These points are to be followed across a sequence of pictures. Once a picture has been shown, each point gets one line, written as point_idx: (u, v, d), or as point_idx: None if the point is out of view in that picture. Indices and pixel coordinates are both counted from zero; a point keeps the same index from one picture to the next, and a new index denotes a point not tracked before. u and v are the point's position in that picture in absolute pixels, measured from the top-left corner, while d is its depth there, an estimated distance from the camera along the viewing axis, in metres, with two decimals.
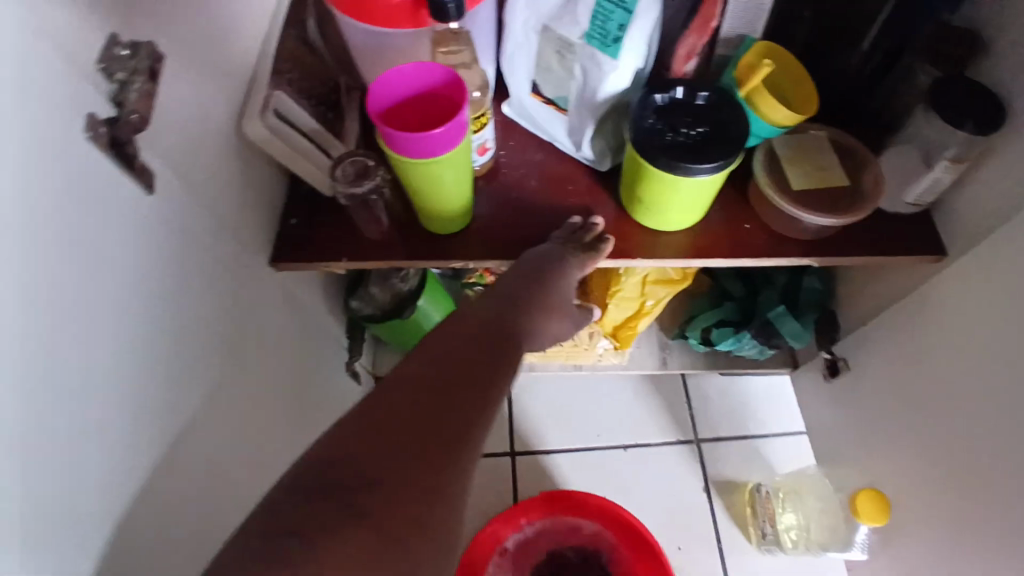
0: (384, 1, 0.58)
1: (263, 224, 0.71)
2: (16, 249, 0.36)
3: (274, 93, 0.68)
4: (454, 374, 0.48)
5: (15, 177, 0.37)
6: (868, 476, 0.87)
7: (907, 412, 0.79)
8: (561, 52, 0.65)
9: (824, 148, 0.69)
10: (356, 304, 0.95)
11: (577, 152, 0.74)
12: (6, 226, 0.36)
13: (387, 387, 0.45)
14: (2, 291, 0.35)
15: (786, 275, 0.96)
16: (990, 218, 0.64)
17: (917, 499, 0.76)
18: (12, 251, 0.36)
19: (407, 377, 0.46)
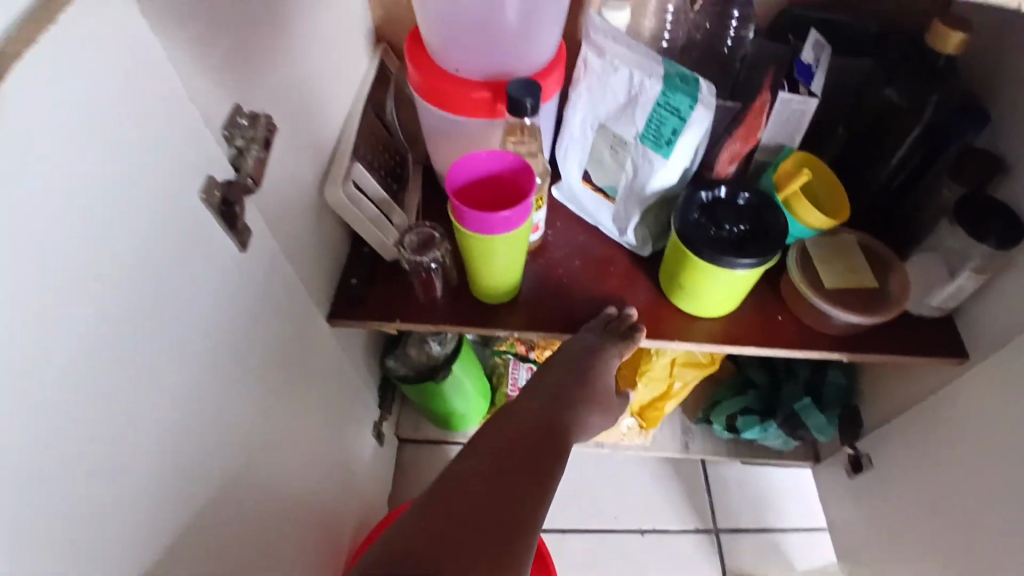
0: (467, 95, 0.66)
1: (326, 281, 0.76)
2: (140, 290, 0.41)
3: (353, 165, 0.75)
4: (503, 474, 0.50)
5: (149, 227, 0.42)
6: None
7: (932, 516, 0.80)
8: (615, 147, 0.72)
9: (854, 252, 0.74)
10: (392, 363, 0.98)
11: (620, 236, 0.80)
12: (135, 270, 0.40)
13: (439, 489, 0.48)
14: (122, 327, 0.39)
15: (809, 369, 0.99)
16: (1012, 327, 0.67)
17: None
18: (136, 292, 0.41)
19: (456, 478, 0.49)
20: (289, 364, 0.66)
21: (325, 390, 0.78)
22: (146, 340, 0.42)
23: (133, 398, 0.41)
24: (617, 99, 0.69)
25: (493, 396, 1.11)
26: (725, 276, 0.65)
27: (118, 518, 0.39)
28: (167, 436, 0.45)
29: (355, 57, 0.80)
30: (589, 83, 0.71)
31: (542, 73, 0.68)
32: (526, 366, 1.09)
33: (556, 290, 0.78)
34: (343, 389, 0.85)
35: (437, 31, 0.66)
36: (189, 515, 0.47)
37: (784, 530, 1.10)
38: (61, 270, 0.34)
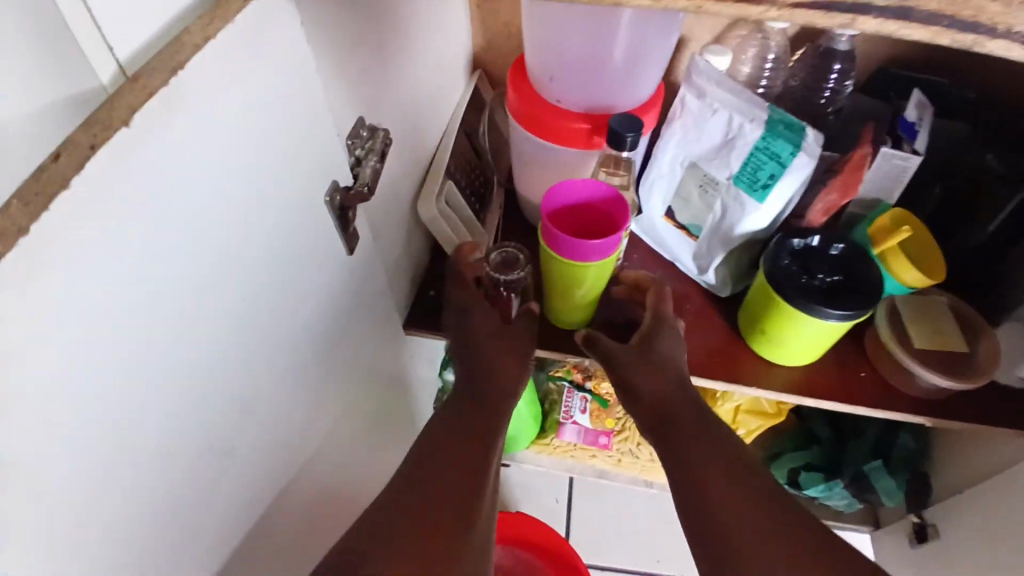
0: (568, 124, 0.69)
1: (406, 290, 0.78)
2: (261, 279, 0.43)
3: (446, 182, 0.78)
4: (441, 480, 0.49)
5: (278, 221, 0.44)
6: None
7: None
8: (704, 187, 0.73)
9: (945, 314, 0.72)
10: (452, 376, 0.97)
11: (699, 275, 0.80)
12: (260, 259, 0.43)
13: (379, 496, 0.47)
14: (243, 313, 0.41)
15: (878, 430, 0.95)
16: None
17: None
18: (258, 281, 0.43)
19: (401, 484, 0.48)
20: (365, 368, 0.68)
21: (390, 397, 0.79)
22: (261, 327, 0.44)
23: (240, 379, 0.43)
24: (714, 140, 0.70)
25: (544, 421, 1.11)
26: (815, 326, 0.65)
27: (210, 494, 0.41)
28: (263, 422, 0.46)
29: (456, 81, 0.83)
30: (685, 123, 0.72)
31: (643, 109, 0.70)
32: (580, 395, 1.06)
33: (630, 321, 0.79)
34: (405, 398, 0.86)
35: (544, 62, 0.68)
36: (266, 500, 0.48)
37: None
38: (201, 253, 0.37)
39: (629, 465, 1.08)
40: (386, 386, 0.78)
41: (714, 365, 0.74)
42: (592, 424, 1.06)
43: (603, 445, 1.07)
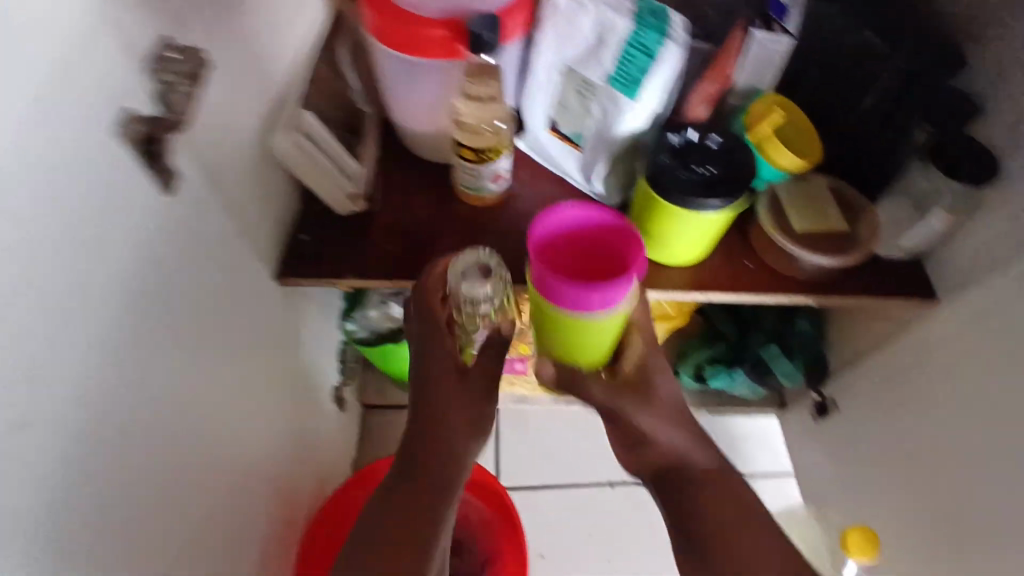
0: (425, 30, 0.61)
1: (271, 237, 0.71)
2: (39, 229, 0.35)
3: (302, 114, 0.69)
4: None
5: (49, 158, 0.36)
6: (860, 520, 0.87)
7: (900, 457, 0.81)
8: (582, 91, 0.68)
9: (824, 196, 0.73)
10: (351, 326, 0.95)
11: (587, 186, 0.77)
12: (31, 203, 0.34)
13: None
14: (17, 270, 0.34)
15: (776, 319, 1.00)
16: (979, 267, 0.67)
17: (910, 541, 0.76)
18: (34, 230, 0.35)
19: None
20: (232, 329, 0.61)
21: (275, 356, 0.73)
22: (52, 287, 0.36)
23: (39, 351, 0.35)
24: (585, 41, 0.65)
25: None
26: (695, 220, 0.65)
27: (20, 486, 0.34)
28: (87, 398, 0.39)
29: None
30: (555, 25, 0.66)
31: (509, 10, 0.63)
32: None
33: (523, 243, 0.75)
34: (295, 355, 0.80)
35: None
36: (116, 485, 0.42)
37: (751, 477, 1.12)
38: None
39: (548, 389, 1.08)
40: (268, 342, 0.71)
41: None
42: (508, 353, 1.05)
43: (519, 371, 1.06)
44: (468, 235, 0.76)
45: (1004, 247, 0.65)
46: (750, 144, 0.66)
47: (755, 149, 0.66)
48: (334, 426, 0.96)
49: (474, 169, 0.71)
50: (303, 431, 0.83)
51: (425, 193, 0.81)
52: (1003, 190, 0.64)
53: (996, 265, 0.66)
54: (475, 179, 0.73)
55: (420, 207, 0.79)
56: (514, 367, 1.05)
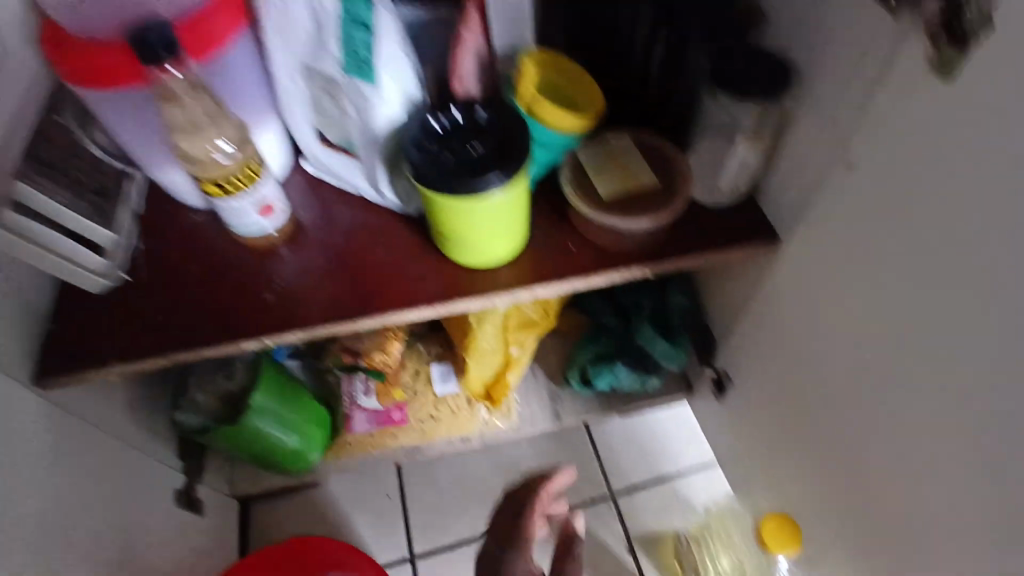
0: (102, 54, 0.51)
1: (9, 351, 0.61)
2: None
3: (18, 183, 0.58)
4: None
5: None
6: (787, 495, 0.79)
7: (804, 413, 0.72)
8: (329, 91, 0.58)
9: (632, 152, 0.64)
10: (182, 416, 0.83)
11: (382, 198, 0.68)
12: None
13: None
14: None
15: (650, 300, 0.91)
16: (807, 189, 0.61)
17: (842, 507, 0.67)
18: None
19: None
20: None
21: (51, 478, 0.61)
22: None
23: None
24: (306, 29, 0.54)
25: (332, 423, 0.96)
26: (480, 207, 0.56)
27: None
28: None
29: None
30: (270, 16, 0.55)
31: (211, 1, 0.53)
32: (363, 376, 0.97)
33: (322, 276, 0.66)
34: (83, 470, 0.67)
35: None
36: None
37: (679, 473, 1.03)
38: None
39: (434, 433, 0.98)
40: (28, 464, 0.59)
41: (413, 293, 0.64)
42: (382, 403, 0.97)
43: (399, 420, 0.97)
44: (256, 284, 0.66)
45: (823, 159, 0.58)
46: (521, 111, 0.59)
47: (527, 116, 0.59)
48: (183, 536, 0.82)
49: (226, 207, 0.59)
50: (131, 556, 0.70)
51: (207, 248, 0.69)
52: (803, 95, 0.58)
53: (819, 181, 0.59)
54: (238, 218, 0.61)
55: (196, 266, 0.68)
56: (390, 416, 0.97)
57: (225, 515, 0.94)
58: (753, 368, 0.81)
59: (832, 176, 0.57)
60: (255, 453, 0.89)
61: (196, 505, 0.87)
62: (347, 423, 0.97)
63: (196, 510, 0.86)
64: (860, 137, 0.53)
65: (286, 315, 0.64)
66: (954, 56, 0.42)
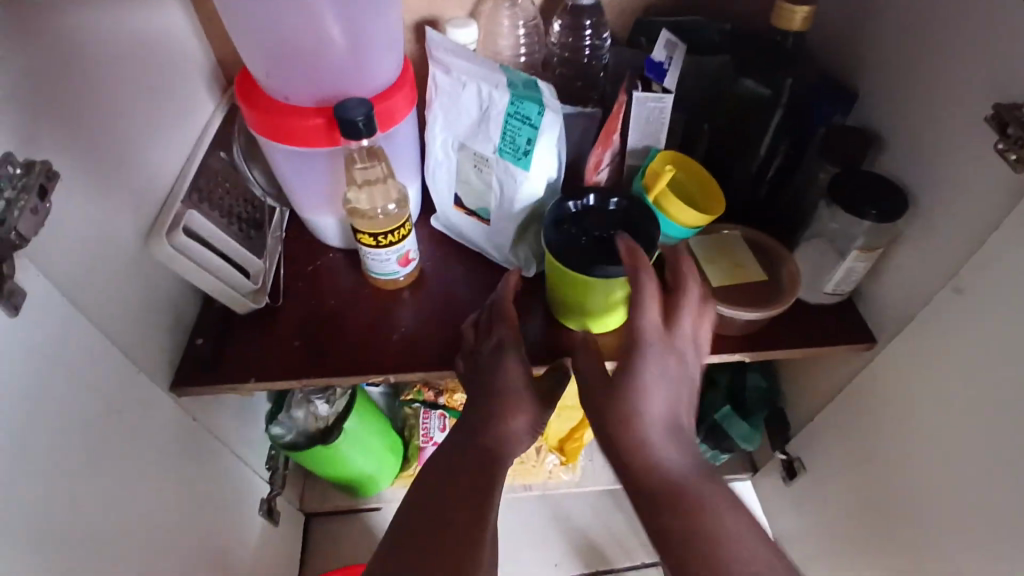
0: (302, 122, 0.60)
1: (162, 352, 0.68)
2: None
3: (186, 212, 0.67)
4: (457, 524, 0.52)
5: None
6: None
7: (880, 514, 0.74)
8: (478, 166, 0.67)
9: (741, 247, 0.71)
10: (277, 429, 0.87)
11: (502, 260, 0.75)
12: None
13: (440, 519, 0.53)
14: None
15: (729, 374, 0.96)
16: (911, 302, 0.65)
17: None
18: None
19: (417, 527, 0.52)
20: (112, 445, 0.57)
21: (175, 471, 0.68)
22: None
23: None
24: (471, 115, 0.65)
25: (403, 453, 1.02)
26: (605, 285, 0.61)
27: None
28: None
29: (196, 99, 0.74)
30: (442, 103, 0.66)
31: (395, 87, 0.64)
32: (439, 411, 1.00)
33: (441, 323, 0.72)
34: (198, 468, 0.73)
35: (261, 52, 0.60)
36: None
37: None
38: None
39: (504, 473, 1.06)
40: (160, 457, 0.65)
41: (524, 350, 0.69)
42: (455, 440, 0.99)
43: None
44: (381, 324, 0.72)
45: (932, 277, 0.62)
46: (648, 202, 0.64)
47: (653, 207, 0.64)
48: (260, 541, 0.87)
49: (375, 254, 0.66)
50: (221, 554, 0.75)
51: (337, 282, 0.76)
52: (918, 217, 0.63)
53: (926, 297, 0.63)
54: (381, 265, 0.68)
55: (329, 299, 0.75)
56: None
57: (294, 527, 0.99)
58: (827, 459, 0.83)
59: (938, 295, 0.61)
60: (336, 474, 0.94)
61: (273, 514, 0.91)
62: (420, 456, 1.00)
63: (273, 520, 0.91)
64: (970, 264, 0.57)
65: (405, 355, 0.70)
66: None
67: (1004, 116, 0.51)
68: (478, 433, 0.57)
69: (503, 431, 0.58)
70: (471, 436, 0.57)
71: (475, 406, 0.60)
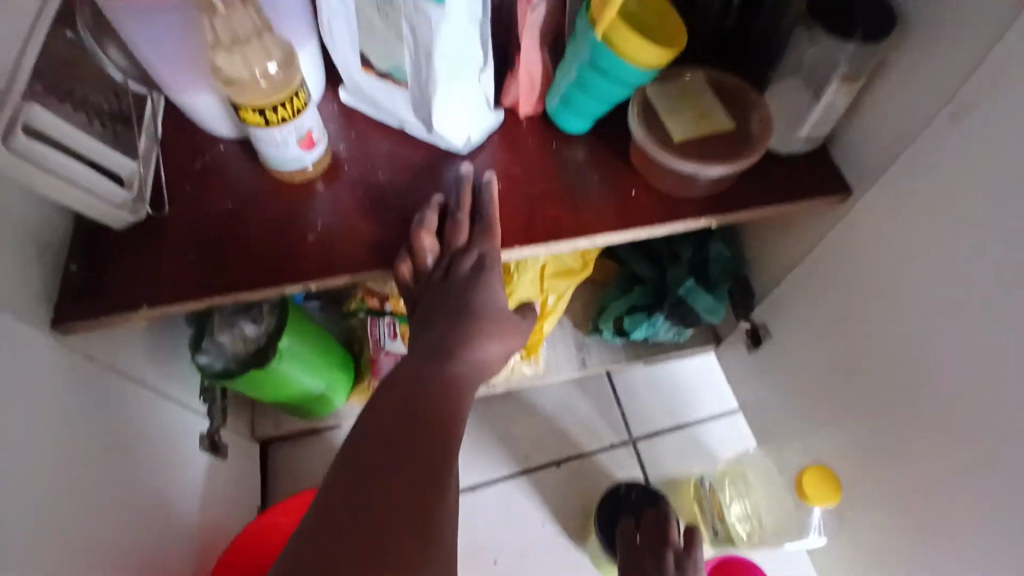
0: None
1: (31, 285, 0.55)
2: None
3: (28, 105, 0.50)
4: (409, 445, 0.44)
5: None
6: (821, 448, 0.79)
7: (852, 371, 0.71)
8: (382, 9, 0.53)
9: (706, 94, 0.61)
10: (204, 359, 0.78)
11: (430, 134, 0.63)
12: None
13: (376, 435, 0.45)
14: None
15: (690, 249, 0.90)
16: (896, 139, 0.58)
17: (885, 465, 0.68)
18: None
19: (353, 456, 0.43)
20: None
21: (87, 421, 0.58)
22: None
23: None
24: None
25: (355, 367, 0.94)
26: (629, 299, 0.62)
27: None
28: None
29: None
30: None
31: None
32: (386, 319, 0.90)
33: (366, 216, 0.61)
34: (114, 412, 0.63)
35: None
36: None
37: (699, 422, 1.03)
38: None
39: None
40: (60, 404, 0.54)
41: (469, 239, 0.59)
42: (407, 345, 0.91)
43: None
44: (294, 223, 0.61)
45: (923, 105, 0.54)
46: (597, 39, 0.52)
47: (604, 45, 0.52)
48: (207, 478, 0.80)
49: (268, 137, 0.55)
50: (159, 496, 0.67)
51: (233, 179, 0.64)
52: (909, 36, 0.54)
53: (914, 132, 0.56)
54: (277, 150, 0.56)
55: (227, 201, 0.62)
56: None
57: (244, 457, 0.92)
58: (794, 323, 0.80)
59: (930, 129, 0.54)
60: (278, 398, 0.86)
61: (219, 449, 0.84)
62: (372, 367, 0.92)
63: (219, 454, 0.84)
64: (972, 90, 0.50)
65: (325, 257, 0.59)
66: None
67: None
68: (448, 359, 0.51)
69: (477, 356, 0.53)
70: (438, 361, 0.51)
71: (450, 327, 0.54)
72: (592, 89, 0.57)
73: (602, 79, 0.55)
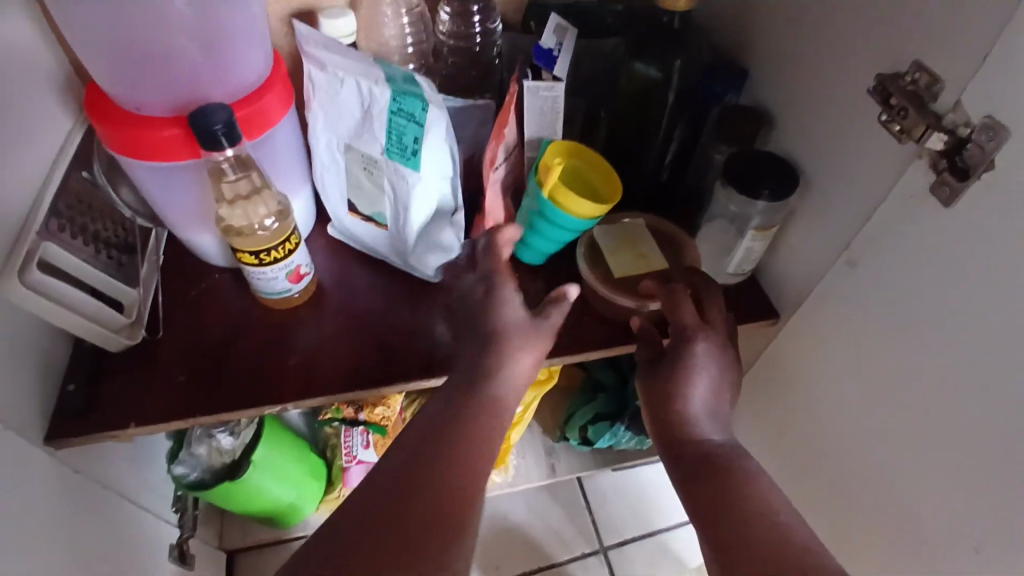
0: (153, 134, 0.54)
1: (30, 404, 0.60)
2: None
3: (42, 243, 0.58)
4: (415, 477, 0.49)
5: None
6: None
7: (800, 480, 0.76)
8: (368, 169, 0.63)
9: (645, 236, 0.70)
10: (180, 470, 0.79)
11: (405, 265, 0.71)
12: None
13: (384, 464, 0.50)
14: None
15: None
16: (810, 274, 0.67)
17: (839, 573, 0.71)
18: None
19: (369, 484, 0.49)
20: None
21: (71, 536, 0.60)
22: None
23: None
24: (353, 115, 0.61)
25: (327, 475, 0.97)
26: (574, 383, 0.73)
27: None
28: None
29: (49, 117, 0.62)
30: (322, 103, 0.62)
31: (265, 85, 0.58)
32: (360, 428, 0.95)
33: (344, 339, 0.67)
34: (94, 524, 0.65)
35: (102, 59, 0.54)
36: None
37: (667, 528, 1.05)
38: None
39: None
40: (47, 520, 0.57)
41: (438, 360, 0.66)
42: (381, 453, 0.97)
43: None
44: (279, 347, 0.67)
45: (827, 247, 0.64)
46: (543, 196, 0.61)
47: (548, 201, 0.61)
48: None
49: (261, 273, 0.62)
50: None
51: (224, 305, 0.70)
52: (810, 192, 0.65)
53: (824, 269, 0.65)
54: (269, 283, 0.63)
55: (217, 326, 0.69)
56: None
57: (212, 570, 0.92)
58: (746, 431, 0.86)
59: (836, 268, 0.63)
60: (250, 509, 0.88)
61: (187, 559, 0.84)
62: (343, 476, 0.96)
63: (188, 565, 0.84)
64: (865, 240, 0.59)
65: (304, 379, 0.65)
66: (958, 185, 0.49)
67: (887, 87, 0.53)
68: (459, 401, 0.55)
69: None
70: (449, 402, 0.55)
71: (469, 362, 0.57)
72: (545, 235, 0.66)
73: (552, 228, 0.65)
